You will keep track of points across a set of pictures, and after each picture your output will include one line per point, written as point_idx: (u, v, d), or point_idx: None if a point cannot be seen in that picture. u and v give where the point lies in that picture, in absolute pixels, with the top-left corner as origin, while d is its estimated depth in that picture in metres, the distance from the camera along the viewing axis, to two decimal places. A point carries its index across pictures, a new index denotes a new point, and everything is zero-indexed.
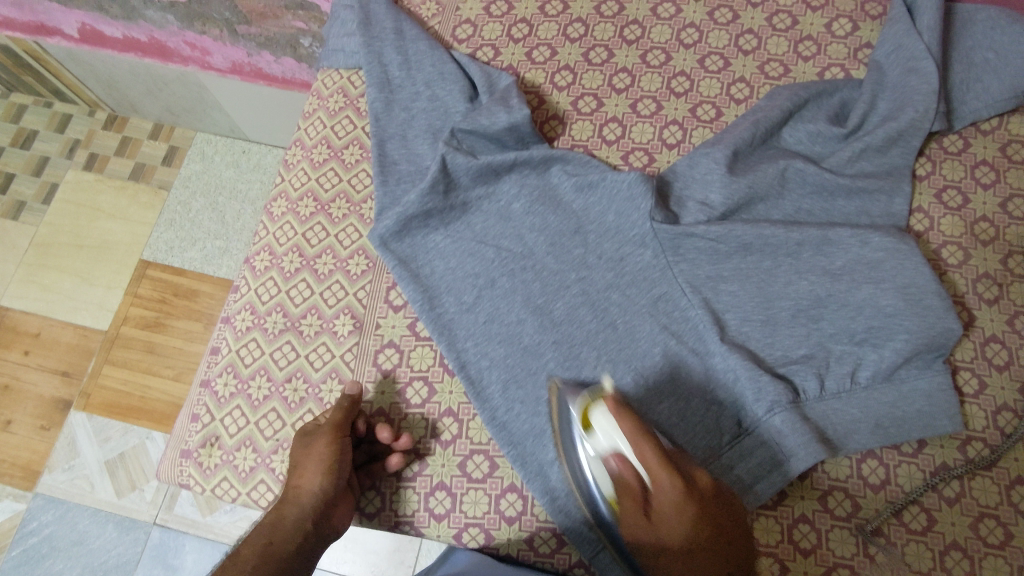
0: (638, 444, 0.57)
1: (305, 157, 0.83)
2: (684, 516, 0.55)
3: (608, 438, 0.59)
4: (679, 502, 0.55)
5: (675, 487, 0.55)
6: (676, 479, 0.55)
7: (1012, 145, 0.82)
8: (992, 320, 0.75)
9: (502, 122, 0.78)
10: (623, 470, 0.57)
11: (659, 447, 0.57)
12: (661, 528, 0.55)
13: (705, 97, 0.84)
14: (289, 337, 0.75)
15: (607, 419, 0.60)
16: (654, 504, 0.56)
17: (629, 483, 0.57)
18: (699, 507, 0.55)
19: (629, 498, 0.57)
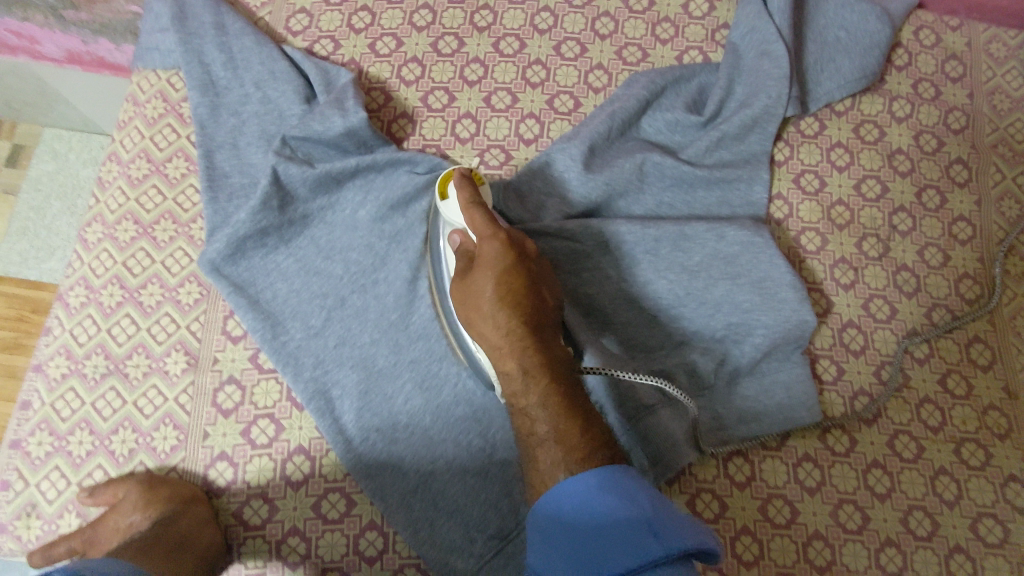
0: (471, 220, 0.60)
1: (121, 174, 0.74)
2: (497, 236, 0.59)
3: (452, 213, 0.62)
4: (499, 272, 0.58)
5: (496, 250, 0.58)
6: (496, 233, 0.59)
7: (866, 125, 0.82)
8: (849, 305, 0.76)
9: (337, 126, 0.71)
10: (468, 270, 0.61)
11: (489, 219, 0.60)
12: (497, 352, 0.57)
13: (562, 87, 0.80)
14: (113, 382, 0.68)
15: (453, 198, 0.62)
16: (482, 306, 0.58)
17: (475, 218, 0.60)
18: (523, 306, 0.57)
19: (466, 302, 0.60)
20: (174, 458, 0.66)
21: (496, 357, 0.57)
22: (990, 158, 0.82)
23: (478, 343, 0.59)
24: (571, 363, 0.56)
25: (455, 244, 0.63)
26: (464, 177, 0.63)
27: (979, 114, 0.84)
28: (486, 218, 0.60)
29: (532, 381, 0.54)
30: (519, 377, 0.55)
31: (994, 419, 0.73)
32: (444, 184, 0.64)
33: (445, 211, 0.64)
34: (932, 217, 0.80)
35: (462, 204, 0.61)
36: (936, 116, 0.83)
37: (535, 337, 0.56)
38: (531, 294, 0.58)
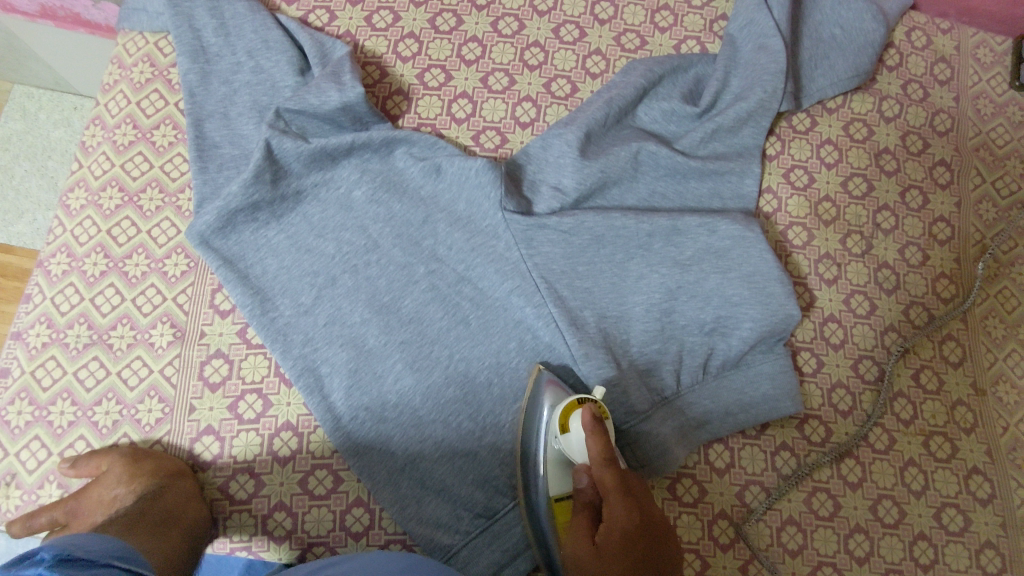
0: (597, 450, 0.60)
1: (106, 139, 0.72)
2: (627, 506, 0.59)
3: (578, 442, 0.62)
4: (630, 506, 0.59)
5: (625, 510, 0.58)
6: (628, 508, 0.58)
7: (855, 124, 0.83)
8: (831, 299, 0.78)
9: (333, 101, 0.70)
10: (589, 488, 0.62)
11: (615, 471, 0.59)
12: (598, 536, 0.59)
13: (559, 71, 0.80)
14: (96, 352, 0.67)
15: (580, 427, 0.62)
16: (602, 520, 0.60)
17: (604, 478, 0.59)
18: (635, 527, 0.58)
19: (584, 509, 0.62)
20: (159, 431, 0.65)
21: (599, 519, 0.60)
22: (973, 161, 0.84)
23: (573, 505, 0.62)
24: (659, 559, 0.58)
25: (564, 443, 0.63)
26: (594, 418, 0.61)
27: (964, 117, 0.86)
28: (619, 516, 0.58)
29: (613, 560, 0.58)
30: (608, 560, 0.58)
31: (962, 414, 0.76)
32: (573, 416, 0.62)
33: (565, 441, 0.63)
34: (914, 217, 0.82)
35: (597, 459, 0.59)
36: (923, 118, 0.85)
37: (636, 547, 0.58)
38: (646, 541, 0.58)
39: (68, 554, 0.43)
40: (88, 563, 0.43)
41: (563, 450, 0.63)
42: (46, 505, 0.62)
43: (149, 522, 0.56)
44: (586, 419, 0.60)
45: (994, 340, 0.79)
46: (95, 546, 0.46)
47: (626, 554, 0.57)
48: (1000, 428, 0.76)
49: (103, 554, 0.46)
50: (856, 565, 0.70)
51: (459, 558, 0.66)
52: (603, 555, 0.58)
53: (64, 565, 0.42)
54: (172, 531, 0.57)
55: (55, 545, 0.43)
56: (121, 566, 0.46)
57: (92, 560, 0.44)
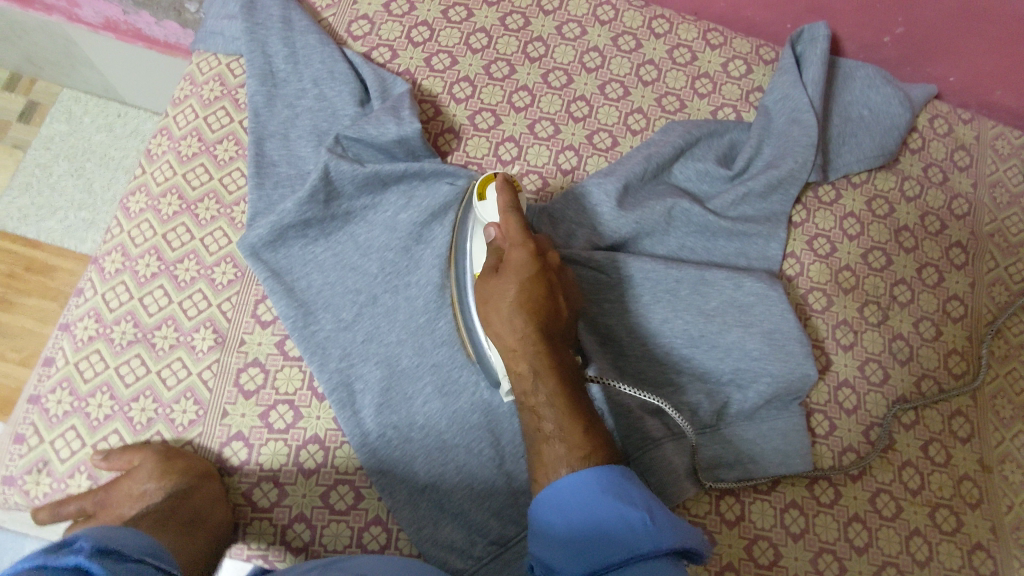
0: (506, 216, 0.62)
1: (171, 149, 0.76)
2: (527, 243, 0.61)
3: (489, 208, 0.64)
4: (523, 282, 0.60)
5: (525, 257, 0.61)
6: (529, 284, 0.60)
7: (877, 200, 0.88)
8: (847, 365, 0.81)
9: (391, 133, 0.74)
10: (499, 242, 0.63)
11: (523, 226, 0.62)
12: (504, 284, 0.60)
13: (602, 125, 0.84)
14: (139, 350, 0.69)
15: (494, 199, 0.64)
16: (504, 269, 0.61)
17: (510, 227, 0.62)
18: (547, 339, 0.59)
19: (493, 258, 0.62)
20: (192, 432, 0.67)
21: (497, 312, 0.60)
22: (987, 245, 0.88)
23: (485, 303, 0.61)
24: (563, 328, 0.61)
25: (482, 218, 0.65)
26: (507, 185, 0.64)
27: (981, 203, 0.90)
28: (524, 257, 0.61)
29: (545, 382, 0.57)
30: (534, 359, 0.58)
31: (967, 489, 0.78)
32: (488, 184, 0.65)
33: (480, 209, 0.65)
34: (929, 292, 0.85)
35: (502, 208, 0.63)
36: (942, 200, 0.89)
37: (545, 280, 0.61)
38: (547, 286, 0.61)
39: (105, 546, 0.44)
40: (124, 557, 0.45)
41: (482, 224, 0.65)
42: (74, 494, 0.63)
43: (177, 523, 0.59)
44: (500, 188, 0.63)
45: (1002, 419, 0.81)
46: (129, 541, 0.47)
47: (539, 290, 0.60)
48: (1004, 506, 0.78)
49: (134, 549, 0.47)
50: None
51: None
52: (508, 308, 0.59)
53: (101, 555, 0.43)
54: (196, 535, 0.59)
55: (91, 535, 0.45)
56: (151, 564, 0.47)
57: (125, 555, 0.45)
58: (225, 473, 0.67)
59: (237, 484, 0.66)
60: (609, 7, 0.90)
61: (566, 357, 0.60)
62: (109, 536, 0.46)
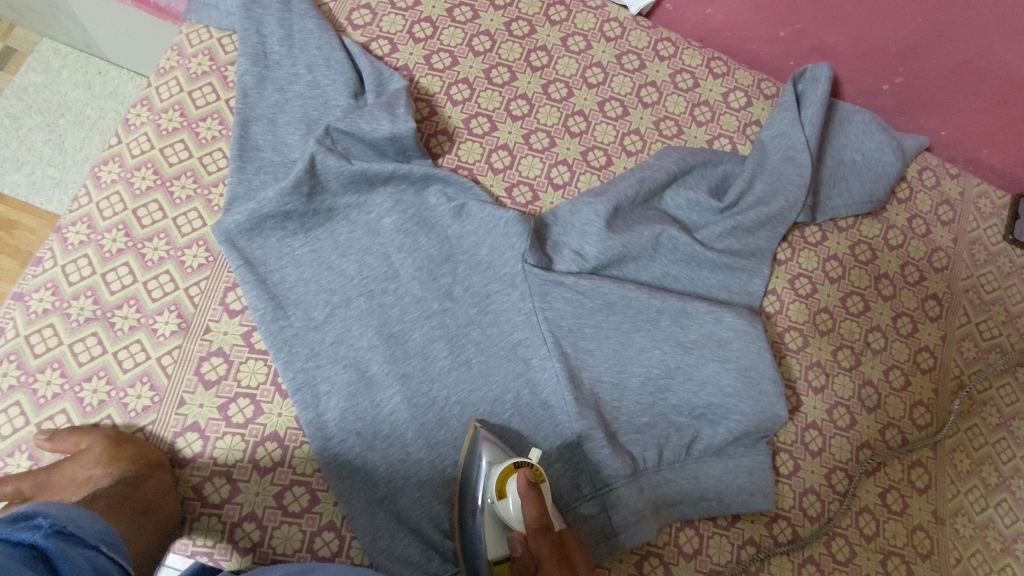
0: (534, 531, 0.59)
1: (150, 121, 0.73)
2: (545, 518, 0.60)
3: (512, 501, 0.62)
4: (557, 557, 0.58)
5: (546, 536, 0.59)
6: (552, 550, 0.58)
7: (860, 245, 0.88)
8: (816, 407, 0.81)
9: (383, 130, 0.72)
10: (523, 554, 0.61)
11: (544, 515, 0.60)
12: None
13: (598, 143, 0.83)
14: (97, 328, 0.66)
15: (515, 490, 0.62)
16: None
17: (541, 549, 0.59)
18: (569, 565, 0.58)
19: (524, 573, 0.60)
20: (144, 419, 0.64)
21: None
22: (961, 300, 0.89)
23: (529, 567, 0.60)
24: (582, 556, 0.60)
25: (507, 509, 0.62)
26: (527, 483, 0.61)
27: (959, 258, 0.91)
28: (556, 575, 0.57)
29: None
30: None
31: (920, 539, 0.79)
32: (512, 479, 0.62)
33: (502, 503, 0.63)
34: (901, 342, 0.86)
35: (525, 499, 0.60)
36: (923, 252, 0.90)
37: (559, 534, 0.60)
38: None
39: (63, 528, 0.42)
40: (78, 542, 0.43)
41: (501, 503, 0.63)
42: (12, 475, 0.60)
43: (129, 506, 0.55)
44: (525, 489, 0.60)
45: (959, 473, 0.82)
46: (87, 525, 0.46)
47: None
48: (954, 559, 0.79)
49: (93, 537, 0.45)
50: None
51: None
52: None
53: (56, 537, 0.41)
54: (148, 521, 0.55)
55: (51, 515, 0.43)
56: (106, 553, 0.45)
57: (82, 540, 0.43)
58: (179, 465, 0.64)
59: (190, 477, 0.64)
60: (616, 23, 0.89)
61: None
62: (69, 518, 0.45)
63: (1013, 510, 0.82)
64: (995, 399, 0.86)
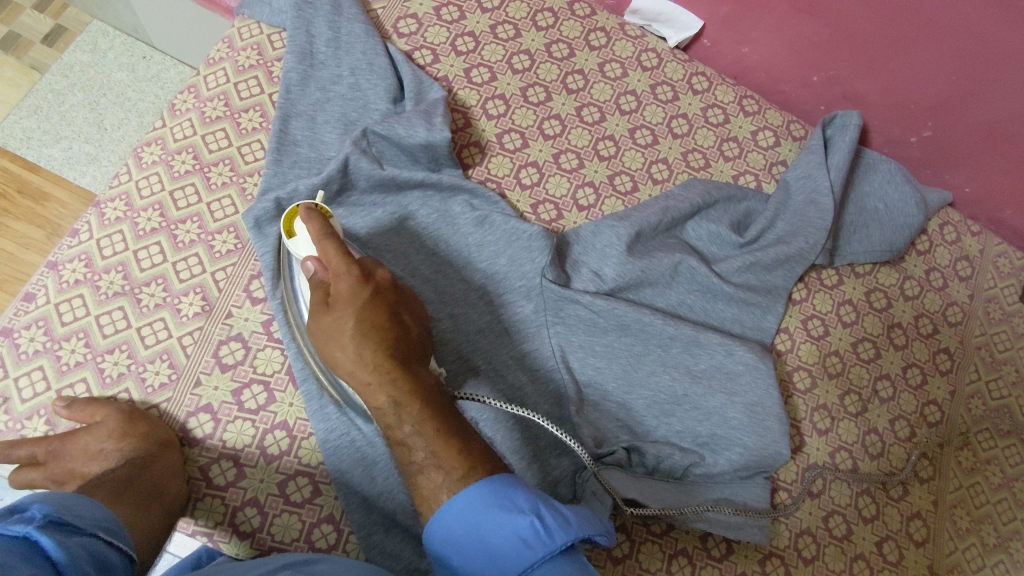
0: (321, 242, 0.59)
1: (195, 108, 0.75)
2: (352, 267, 0.59)
3: (306, 242, 0.62)
4: (359, 313, 0.58)
5: (353, 284, 0.58)
6: (353, 270, 0.59)
7: (876, 292, 0.89)
8: (818, 449, 0.81)
9: (419, 137, 0.73)
10: (319, 270, 0.60)
11: (342, 249, 0.59)
12: (339, 319, 0.58)
13: (625, 168, 0.85)
14: (123, 303, 0.67)
15: (303, 224, 0.62)
16: (334, 306, 0.59)
17: (341, 278, 0.59)
18: (394, 357, 0.58)
19: (319, 295, 0.60)
20: (160, 396, 0.66)
21: (340, 344, 0.58)
22: (973, 357, 0.90)
23: (325, 342, 0.59)
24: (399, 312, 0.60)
25: (298, 251, 0.62)
26: (310, 212, 0.61)
27: (974, 315, 0.91)
28: (340, 248, 0.59)
29: (407, 402, 0.56)
30: (361, 348, 0.57)
31: None
32: (296, 218, 0.63)
33: (292, 245, 0.63)
34: (910, 392, 0.86)
35: (315, 237, 0.59)
36: (938, 305, 0.90)
37: (378, 317, 0.58)
38: (385, 302, 0.60)
39: (59, 517, 0.44)
40: (74, 530, 0.45)
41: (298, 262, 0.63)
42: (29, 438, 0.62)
43: (133, 492, 0.58)
44: (306, 215, 0.61)
45: (957, 529, 0.82)
46: (86, 513, 0.47)
47: (383, 315, 0.59)
48: None
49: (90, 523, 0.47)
50: None
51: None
52: (346, 310, 0.58)
53: (53, 527, 0.43)
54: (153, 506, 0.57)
55: (47, 503, 0.45)
56: (104, 539, 0.47)
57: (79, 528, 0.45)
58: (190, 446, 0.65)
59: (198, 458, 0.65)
60: (653, 54, 0.91)
61: (422, 371, 0.59)
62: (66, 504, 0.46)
63: (1011, 573, 0.81)
64: (999, 459, 0.86)
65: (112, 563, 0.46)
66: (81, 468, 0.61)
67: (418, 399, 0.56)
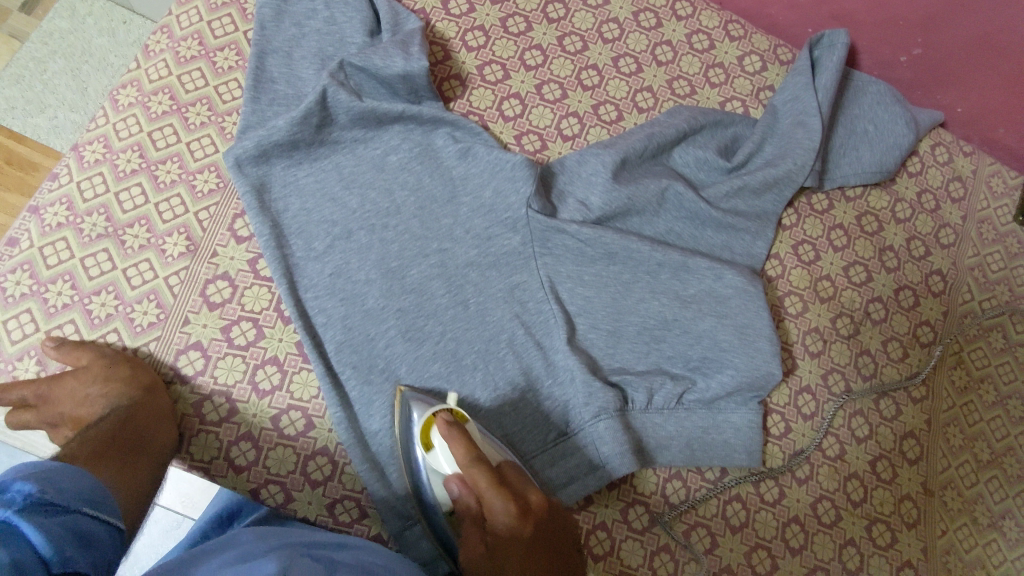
0: (470, 469, 0.56)
1: (169, 48, 0.74)
2: (508, 503, 0.54)
3: (446, 460, 0.60)
4: (510, 532, 0.54)
5: (505, 510, 0.54)
6: (508, 503, 0.54)
7: (867, 216, 0.88)
8: (811, 371, 0.81)
9: (397, 67, 0.72)
10: (463, 494, 0.58)
11: (490, 475, 0.56)
12: (494, 564, 0.54)
13: (609, 97, 0.83)
14: (108, 245, 0.67)
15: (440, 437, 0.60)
16: (489, 528, 0.55)
17: (478, 481, 0.56)
18: (532, 536, 0.54)
19: (475, 528, 0.57)
20: (149, 335, 0.66)
21: (490, 558, 0.54)
22: (966, 278, 0.89)
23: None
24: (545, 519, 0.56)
25: (439, 465, 0.61)
26: (447, 425, 0.59)
27: (967, 236, 0.91)
28: (491, 477, 0.56)
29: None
30: (518, 567, 0.53)
31: (908, 509, 0.79)
32: (432, 427, 0.61)
33: (432, 458, 0.61)
34: (902, 314, 0.86)
35: (461, 463, 0.57)
36: (930, 227, 0.90)
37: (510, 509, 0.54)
38: (539, 529, 0.55)
39: (40, 498, 0.40)
40: (57, 509, 0.41)
41: (437, 473, 0.62)
42: (19, 379, 0.62)
43: (124, 435, 0.57)
44: (444, 429, 0.59)
45: (951, 447, 0.82)
46: (70, 484, 0.44)
47: (530, 547, 0.53)
48: (938, 530, 0.79)
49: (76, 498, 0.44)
50: None
51: (395, 541, 0.67)
52: (504, 555, 0.53)
53: (33, 509, 0.39)
54: (138, 458, 0.56)
55: (28, 480, 0.41)
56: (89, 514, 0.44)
57: (65, 506, 0.41)
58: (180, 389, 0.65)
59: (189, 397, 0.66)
60: None
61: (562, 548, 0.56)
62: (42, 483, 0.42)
63: (1003, 487, 0.82)
64: (993, 377, 0.86)
65: (97, 538, 0.43)
66: (68, 414, 0.61)
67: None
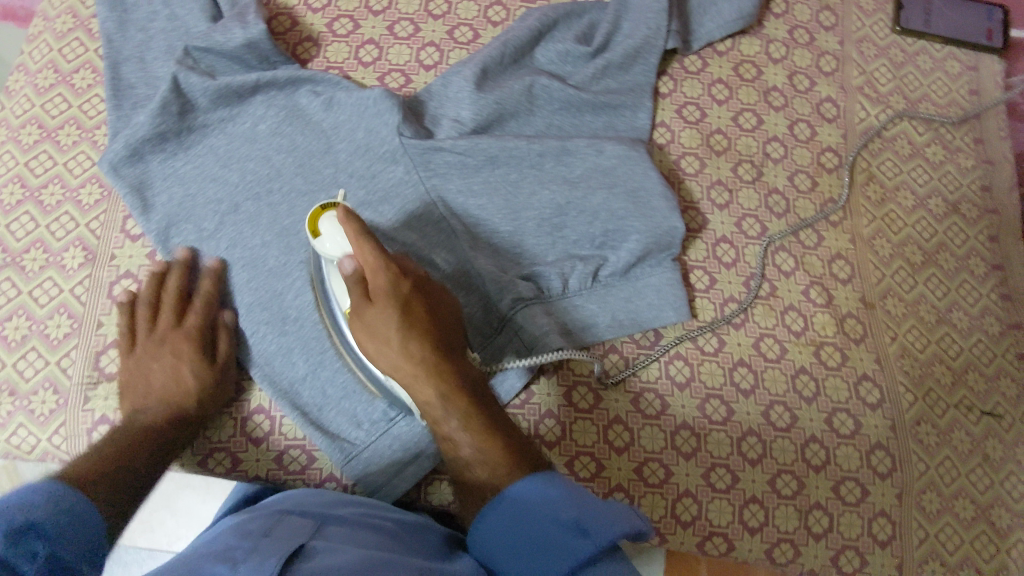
0: (359, 243, 0.57)
1: (28, 84, 0.77)
2: (389, 263, 0.58)
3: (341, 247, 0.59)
4: (402, 312, 0.58)
5: (392, 281, 0.58)
6: (393, 267, 0.58)
7: (744, 65, 0.89)
8: (723, 222, 0.82)
9: (237, 38, 0.76)
10: (356, 264, 0.58)
11: (377, 243, 0.58)
12: (382, 319, 0.58)
13: (461, 20, 0.85)
14: (10, 273, 0.71)
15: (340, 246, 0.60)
16: (376, 299, 0.58)
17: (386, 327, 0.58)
18: (425, 332, 0.58)
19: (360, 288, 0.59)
20: (67, 345, 0.69)
21: (387, 350, 0.58)
22: (857, 97, 0.90)
23: (371, 338, 0.59)
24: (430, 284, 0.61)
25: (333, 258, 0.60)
26: (349, 219, 0.58)
27: (848, 58, 0.91)
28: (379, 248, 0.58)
29: (454, 400, 0.58)
30: (410, 351, 0.58)
31: (851, 325, 0.79)
32: (324, 220, 0.61)
33: (322, 246, 0.61)
34: (802, 147, 0.86)
35: (354, 235, 0.57)
36: (809, 59, 0.91)
37: (416, 308, 0.59)
38: (422, 289, 0.60)
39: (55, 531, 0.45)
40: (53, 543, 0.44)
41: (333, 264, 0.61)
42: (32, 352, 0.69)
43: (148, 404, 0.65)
44: (345, 219, 0.58)
45: (882, 257, 0.83)
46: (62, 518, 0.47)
47: (419, 316, 0.58)
48: (889, 338, 0.79)
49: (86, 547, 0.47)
50: (749, 466, 0.73)
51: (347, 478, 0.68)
52: (392, 315, 0.57)
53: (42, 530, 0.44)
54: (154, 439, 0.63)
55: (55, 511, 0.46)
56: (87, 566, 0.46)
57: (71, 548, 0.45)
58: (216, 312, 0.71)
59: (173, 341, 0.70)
60: None
61: (464, 368, 0.60)
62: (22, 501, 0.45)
63: (943, 282, 0.82)
64: (908, 182, 0.86)
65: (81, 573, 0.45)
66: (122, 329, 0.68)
67: (445, 368, 0.58)
